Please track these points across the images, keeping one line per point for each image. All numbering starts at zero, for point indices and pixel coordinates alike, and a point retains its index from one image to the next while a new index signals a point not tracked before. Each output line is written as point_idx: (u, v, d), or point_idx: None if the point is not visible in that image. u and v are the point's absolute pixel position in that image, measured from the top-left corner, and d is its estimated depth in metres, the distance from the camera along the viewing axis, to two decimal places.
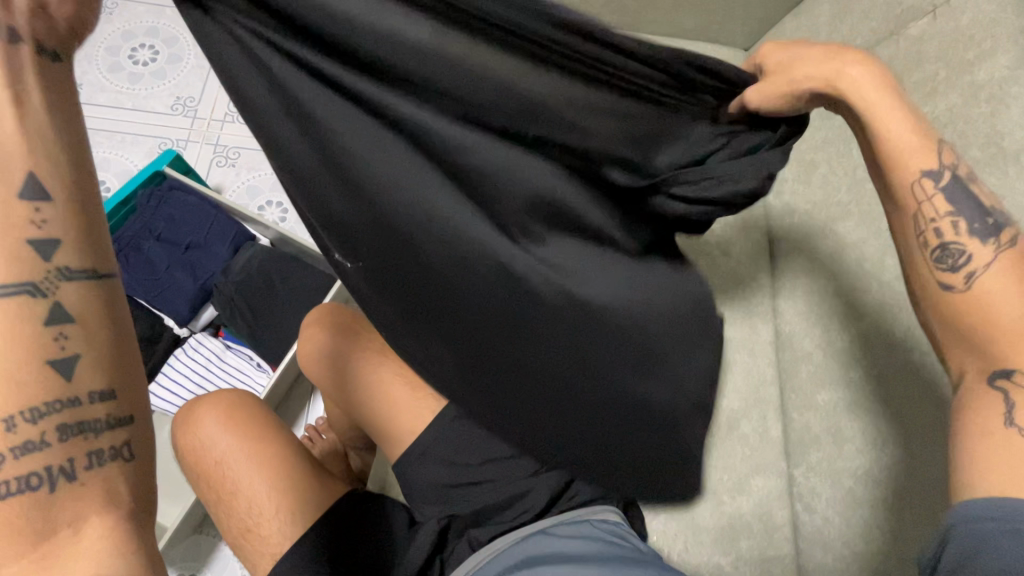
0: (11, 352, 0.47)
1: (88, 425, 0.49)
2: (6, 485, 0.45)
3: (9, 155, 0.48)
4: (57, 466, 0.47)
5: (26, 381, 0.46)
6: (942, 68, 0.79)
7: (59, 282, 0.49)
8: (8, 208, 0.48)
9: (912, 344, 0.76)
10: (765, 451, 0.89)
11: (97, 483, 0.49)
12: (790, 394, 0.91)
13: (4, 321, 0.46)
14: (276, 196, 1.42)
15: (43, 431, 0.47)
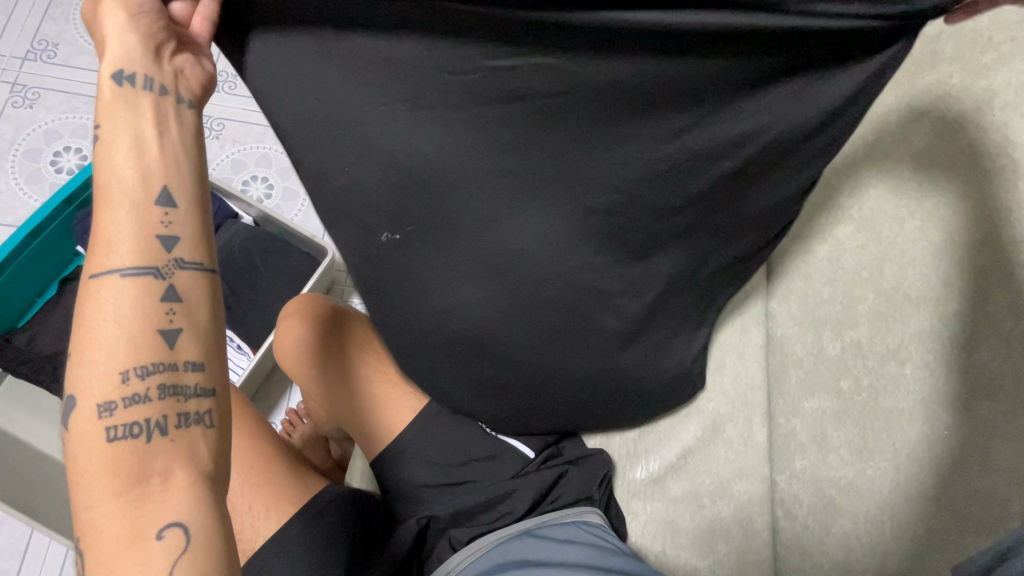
0: (137, 324, 0.60)
1: (180, 389, 0.60)
2: (114, 430, 0.58)
3: (152, 173, 0.62)
4: (153, 418, 0.59)
5: (141, 343, 0.59)
6: (957, 71, 0.75)
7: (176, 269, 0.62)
8: (148, 212, 0.61)
9: (903, 355, 0.74)
10: (748, 455, 0.89)
11: (183, 438, 0.60)
12: (778, 399, 0.90)
13: (132, 295, 0.60)
14: (262, 171, 1.37)
15: (149, 386, 0.59)
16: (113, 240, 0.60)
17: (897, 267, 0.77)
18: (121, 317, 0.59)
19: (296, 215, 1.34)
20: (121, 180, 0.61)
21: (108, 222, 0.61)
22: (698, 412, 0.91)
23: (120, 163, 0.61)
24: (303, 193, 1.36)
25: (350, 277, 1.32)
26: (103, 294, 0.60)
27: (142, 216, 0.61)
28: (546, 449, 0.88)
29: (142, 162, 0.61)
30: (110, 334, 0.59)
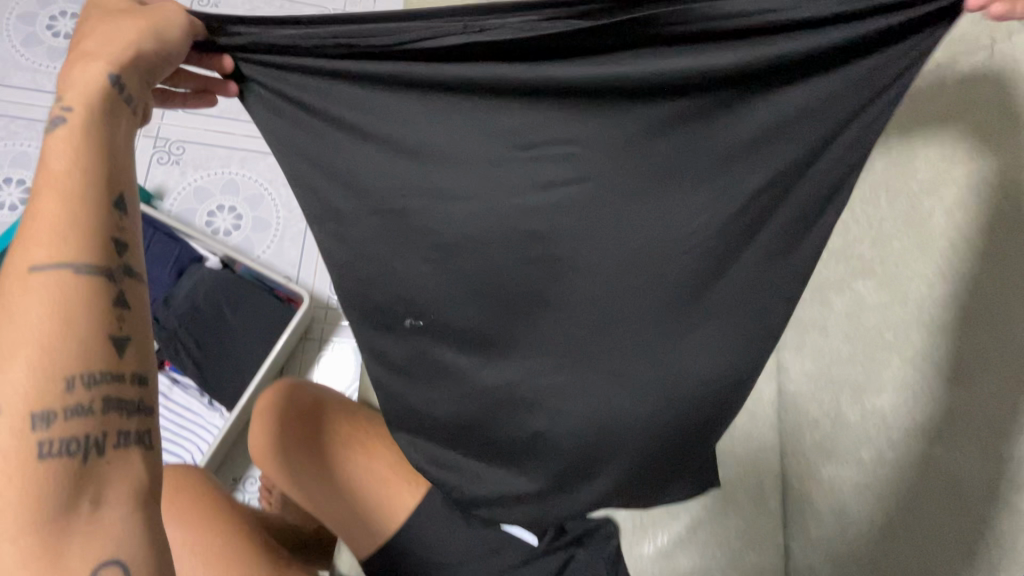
0: (84, 328, 0.43)
1: (124, 403, 0.45)
2: (48, 445, 0.40)
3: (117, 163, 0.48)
4: (94, 433, 0.43)
5: (90, 352, 0.43)
6: (994, 117, 0.67)
7: (125, 275, 0.46)
8: (94, 199, 0.46)
9: (934, 434, 0.68)
10: (762, 522, 0.84)
11: (132, 476, 0.44)
12: (792, 461, 0.85)
13: (67, 292, 0.43)
14: (228, 199, 1.26)
15: (92, 396, 0.42)
16: (58, 223, 0.44)
17: (924, 335, 0.71)
18: (22, 338, 0.41)
19: (268, 248, 1.24)
20: (80, 162, 0.46)
21: (31, 207, 0.44)
22: None
23: (78, 141, 0.47)
24: (273, 222, 1.26)
25: (329, 314, 1.22)
26: (8, 318, 0.42)
27: (94, 191, 0.46)
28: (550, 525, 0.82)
29: (106, 132, 0.48)
30: (24, 356, 0.41)
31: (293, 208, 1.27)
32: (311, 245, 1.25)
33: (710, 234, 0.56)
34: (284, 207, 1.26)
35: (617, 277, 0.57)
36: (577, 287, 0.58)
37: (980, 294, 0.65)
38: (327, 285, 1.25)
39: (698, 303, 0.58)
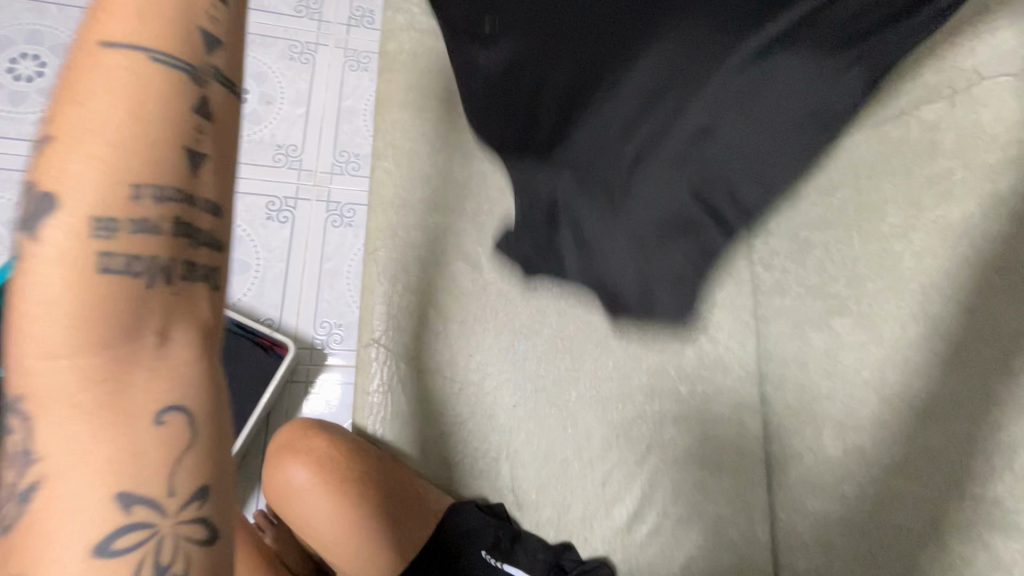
0: (155, 125, 0.32)
1: (192, 267, 0.35)
2: (107, 265, 0.31)
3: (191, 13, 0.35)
4: (159, 274, 0.33)
5: (158, 166, 0.32)
6: (959, 167, 0.71)
7: (211, 84, 0.35)
8: (175, 36, 0.34)
9: (911, 470, 0.71)
10: (756, 555, 0.85)
11: (205, 401, 0.35)
12: (777, 492, 0.88)
13: (127, 98, 0.31)
14: None
15: (156, 230, 0.32)
16: (125, 17, 0.32)
17: (899, 373, 0.74)
18: (60, 389, 0.31)
19: (250, 288, 1.22)
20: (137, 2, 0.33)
21: (64, 170, 0.30)
22: (700, 519, 0.84)
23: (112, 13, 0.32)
24: (253, 263, 1.24)
25: (314, 354, 1.22)
26: (40, 266, 0.31)
27: (173, 20, 0.34)
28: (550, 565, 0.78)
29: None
30: (68, 311, 0.30)
31: (273, 248, 1.26)
32: (294, 284, 1.25)
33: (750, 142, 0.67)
34: (263, 248, 1.25)
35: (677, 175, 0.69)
36: (647, 191, 0.71)
37: (944, 334, 0.70)
38: (311, 325, 1.24)
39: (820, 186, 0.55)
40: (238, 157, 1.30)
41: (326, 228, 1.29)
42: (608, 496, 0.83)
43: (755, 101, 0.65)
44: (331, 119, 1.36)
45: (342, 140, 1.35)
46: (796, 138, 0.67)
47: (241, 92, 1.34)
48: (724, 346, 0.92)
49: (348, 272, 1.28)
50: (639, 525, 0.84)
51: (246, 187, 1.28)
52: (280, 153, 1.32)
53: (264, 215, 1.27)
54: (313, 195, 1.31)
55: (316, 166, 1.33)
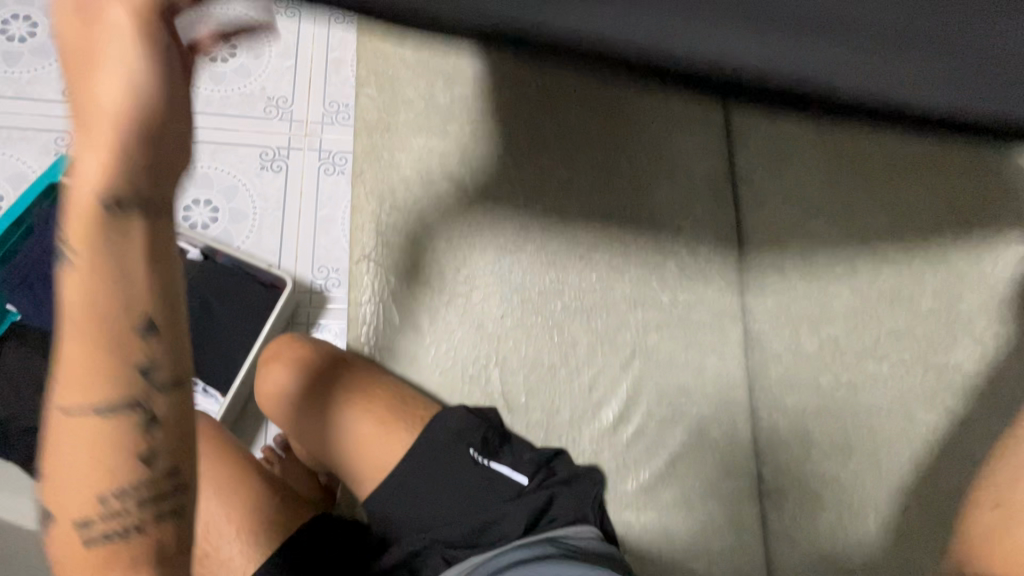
0: (115, 459, 0.37)
1: (160, 489, 0.39)
2: (92, 526, 0.39)
3: (126, 111, 0.31)
4: (136, 518, 0.39)
5: (115, 465, 0.37)
6: None
7: (155, 392, 0.37)
8: (133, 248, 0.33)
9: (880, 352, 0.74)
10: (735, 452, 0.90)
11: (141, 542, 0.40)
12: (759, 393, 0.91)
13: (79, 362, 0.35)
14: (203, 194, 1.27)
15: (134, 474, 0.38)
16: (88, 337, 0.34)
17: (868, 263, 0.77)
18: (69, 380, 0.35)
19: (248, 237, 1.26)
20: (118, 102, 0.30)
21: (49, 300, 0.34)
22: (683, 418, 0.89)
23: (100, 79, 0.30)
24: (250, 212, 1.28)
25: (314, 298, 1.26)
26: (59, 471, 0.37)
27: (107, 241, 0.32)
28: (540, 469, 0.77)
29: (135, 122, 0.31)
30: (78, 467, 0.37)
31: (269, 198, 1.29)
32: (291, 232, 1.28)
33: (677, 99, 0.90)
34: (259, 198, 1.28)
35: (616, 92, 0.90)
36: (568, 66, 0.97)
37: (910, 223, 0.73)
38: (309, 270, 1.28)
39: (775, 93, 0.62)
40: (230, 111, 1.32)
41: (319, 176, 1.32)
42: (595, 400, 0.88)
43: None
44: (319, 70, 1.38)
45: (330, 91, 1.37)
46: None
47: (229, 48, 1.35)
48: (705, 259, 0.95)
49: (342, 218, 1.31)
50: (624, 426, 0.88)
51: (240, 139, 1.31)
52: (271, 105, 1.34)
53: (258, 166, 1.30)
54: (305, 145, 1.33)
55: (306, 118, 1.35)
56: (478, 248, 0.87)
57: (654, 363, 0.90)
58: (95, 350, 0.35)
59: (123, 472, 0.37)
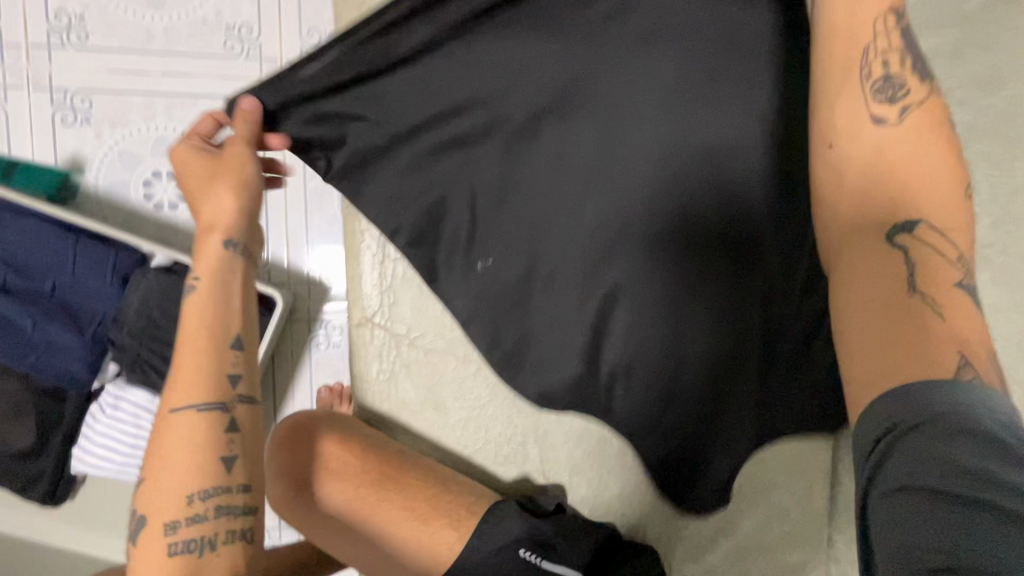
0: (193, 465, 0.44)
1: (230, 507, 0.44)
2: (174, 545, 0.43)
3: (228, 326, 0.47)
4: (208, 537, 0.43)
5: (207, 443, 0.44)
6: None
7: (206, 500, 0.43)
8: (217, 358, 0.46)
9: None
10: (807, 521, 0.77)
11: (229, 554, 0.44)
12: (846, 456, 0.76)
13: (191, 440, 0.44)
14: (164, 163, 1.02)
15: (205, 508, 0.43)
16: (190, 378, 0.45)
17: None
18: (190, 330, 0.46)
19: None
20: (203, 324, 0.46)
21: (162, 461, 0.44)
22: (760, 491, 0.76)
23: (198, 313, 0.47)
24: (226, 187, 1.03)
25: (313, 290, 1.07)
26: (155, 512, 0.43)
27: (207, 356, 0.46)
28: (600, 563, 0.66)
29: (217, 306, 0.47)
30: (184, 478, 0.44)
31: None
32: (276, 212, 1.05)
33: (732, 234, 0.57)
34: None
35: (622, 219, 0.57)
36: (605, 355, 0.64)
37: None
38: (303, 257, 1.07)
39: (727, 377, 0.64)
40: (179, 47, 1.00)
41: None
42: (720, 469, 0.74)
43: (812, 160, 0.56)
44: None
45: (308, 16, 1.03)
46: None
47: None
48: None
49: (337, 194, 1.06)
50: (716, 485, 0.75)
51: (199, 88, 1.01)
52: (231, 38, 1.02)
53: None
54: None
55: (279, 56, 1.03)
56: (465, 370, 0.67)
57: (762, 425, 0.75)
58: (217, 300, 0.48)
59: (223, 457, 0.45)
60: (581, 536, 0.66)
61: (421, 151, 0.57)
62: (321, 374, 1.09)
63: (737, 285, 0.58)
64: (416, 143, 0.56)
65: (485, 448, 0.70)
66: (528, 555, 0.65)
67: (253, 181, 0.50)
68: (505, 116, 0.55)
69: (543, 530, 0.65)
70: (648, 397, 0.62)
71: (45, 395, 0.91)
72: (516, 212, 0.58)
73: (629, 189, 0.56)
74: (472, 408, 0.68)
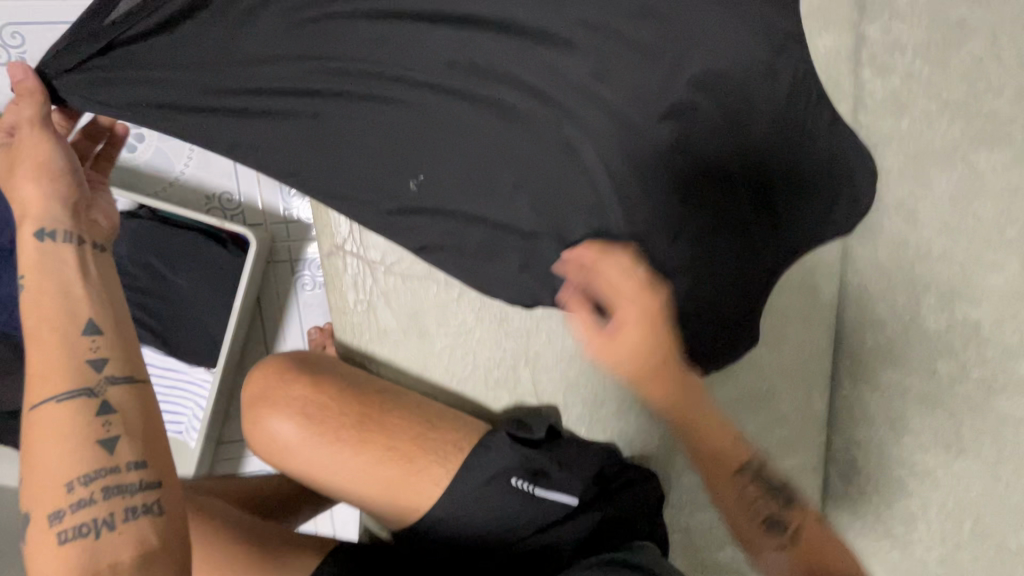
0: (72, 446, 0.42)
1: (122, 485, 0.42)
2: (64, 532, 0.41)
3: (74, 309, 0.46)
4: (100, 516, 0.41)
5: (79, 426, 0.43)
6: None
7: (92, 480, 0.42)
8: (71, 346, 0.45)
9: None
10: (805, 426, 0.76)
11: (132, 531, 0.42)
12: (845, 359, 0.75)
13: (61, 422, 0.43)
14: None
15: (92, 490, 0.42)
16: (43, 372, 0.44)
17: None
18: (37, 327, 0.46)
19: (190, 159, 0.97)
20: (42, 317, 0.46)
21: (35, 458, 0.43)
22: (757, 399, 0.75)
23: (38, 307, 0.46)
24: None
25: (292, 229, 1.02)
26: (39, 514, 0.41)
27: (62, 344, 0.45)
28: (593, 486, 0.66)
29: (63, 301, 0.46)
30: (62, 464, 0.42)
31: None
32: None
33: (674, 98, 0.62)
34: None
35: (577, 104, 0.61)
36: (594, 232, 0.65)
37: None
38: (276, 196, 1.01)
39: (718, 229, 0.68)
40: None
41: None
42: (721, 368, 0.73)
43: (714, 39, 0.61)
44: None
45: None
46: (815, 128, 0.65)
47: None
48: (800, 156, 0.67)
49: None
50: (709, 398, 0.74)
51: None
52: None
53: None
54: None
55: None
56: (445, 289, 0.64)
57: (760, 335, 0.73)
58: (61, 296, 0.46)
59: (100, 439, 0.43)
60: (569, 458, 0.67)
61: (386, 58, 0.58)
62: (310, 315, 1.07)
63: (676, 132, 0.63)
64: (336, 44, 0.57)
65: (473, 376, 0.68)
66: (521, 483, 0.64)
67: (53, 167, 0.50)
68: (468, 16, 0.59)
69: (534, 453, 0.66)
70: (626, 275, 0.66)
71: None
72: (487, 108, 0.60)
73: (558, 62, 0.60)
74: (457, 334, 0.66)
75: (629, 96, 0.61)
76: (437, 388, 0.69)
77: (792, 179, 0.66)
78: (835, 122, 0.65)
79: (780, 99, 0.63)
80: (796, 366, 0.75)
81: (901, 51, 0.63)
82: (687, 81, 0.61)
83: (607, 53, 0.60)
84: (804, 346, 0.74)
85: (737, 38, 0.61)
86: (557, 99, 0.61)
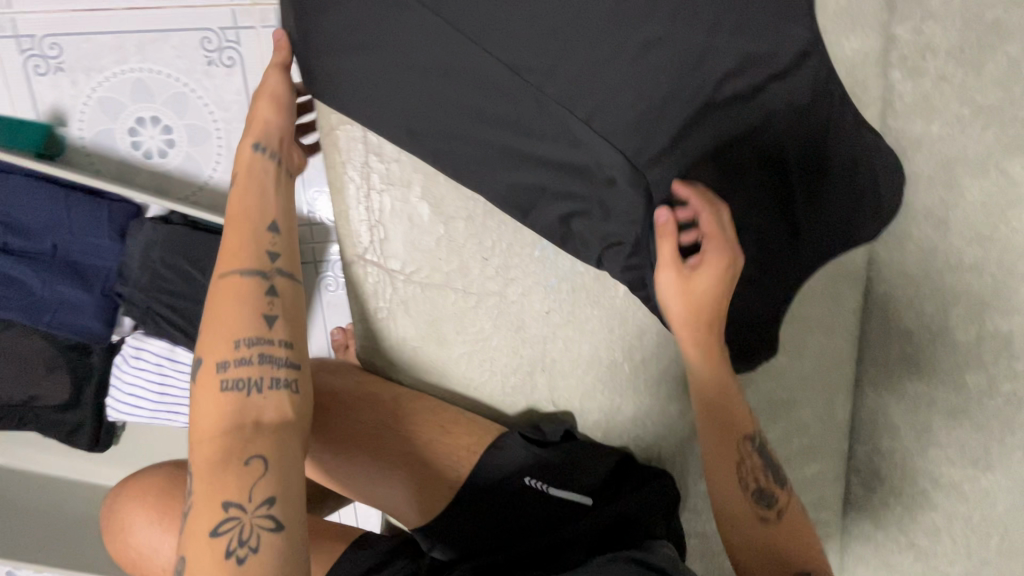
0: (243, 314, 0.49)
1: (273, 359, 0.48)
2: (227, 380, 0.47)
3: (263, 211, 0.54)
4: (257, 376, 0.47)
5: (252, 299, 0.50)
6: None
7: (250, 343, 0.48)
8: (255, 229, 0.53)
9: None
10: (827, 436, 0.74)
11: (275, 396, 0.48)
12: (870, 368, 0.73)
13: (238, 294, 0.50)
14: (147, 108, 0.97)
15: (253, 352, 0.48)
16: (232, 248, 0.52)
17: None
18: (233, 212, 0.54)
19: (217, 164, 1.00)
20: (242, 215, 0.53)
21: (219, 315, 0.49)
22: (785, 413, 0.73)
23: (245, 199, 0.54)
24: (212, 129, 0.98)
25: (315, 231, 1.05)
26: (210, 369, 0.47)
27: (252, 232, 0.52)
28: (603, 486, 0.66)
29: (263, 200, 0.54)
30: (236, 324, 0.48)
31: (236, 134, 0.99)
32: None
33: (694, 105, 0.58)
34: (218, 108, 0.97)
35: (596, 110, 0.57)
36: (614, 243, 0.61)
37: None
38: (300, 198, 1.03)
39: (742, 243, 0.64)
40: None
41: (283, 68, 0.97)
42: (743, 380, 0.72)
43: (749, 37, 0.57)
44: None
45: None
46: (839, 137, 0.63)
47: None
48: (828, 156, 0.63)
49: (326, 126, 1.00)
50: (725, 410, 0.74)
51: (171, 20, 0.93)
52: None
53: (204, 61, 0.95)
54: (257, 21, 0.94)
55: None
56: (465, 292, 0.65)
57: (783, 347, 0.71)
58: (254, 190, 0.55)
59: (263, 314, 0.49)
60: (579, 456, 0.68)
61: (401, 62, 0.54)
62: (333, 315, 1.09)
63: (710, 129, 0.60)
64: (350, 53, 0.54)
65: (490, 381, 0.69)
66: (532, 482, 0.65)
67: (285, 97, 0.58)
68: (492, 21, 0.53)
69: (547, 450, 0.67)
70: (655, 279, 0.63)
71: (70, 349, 0.93)
72: (508, 115, 0.57)
73: (582, 64, 0.55)
74: (475, 340, 0.67)
75: (635, 129, 0.57)
76: (457, 391, 0.70)
77: (822, 177, 0.64)
78: (859, 126, 0.63)
79: (800, 104, 0.61)
80: (815, 373, 0.72)
81: (932, 53, 0.62)
82: (711, 82, 0.58)
83: (638, 61, 0.56)
84: (825, 353, 0.72)
85: (757, 31, 0.57)
86: (583, 107, 0.56)
